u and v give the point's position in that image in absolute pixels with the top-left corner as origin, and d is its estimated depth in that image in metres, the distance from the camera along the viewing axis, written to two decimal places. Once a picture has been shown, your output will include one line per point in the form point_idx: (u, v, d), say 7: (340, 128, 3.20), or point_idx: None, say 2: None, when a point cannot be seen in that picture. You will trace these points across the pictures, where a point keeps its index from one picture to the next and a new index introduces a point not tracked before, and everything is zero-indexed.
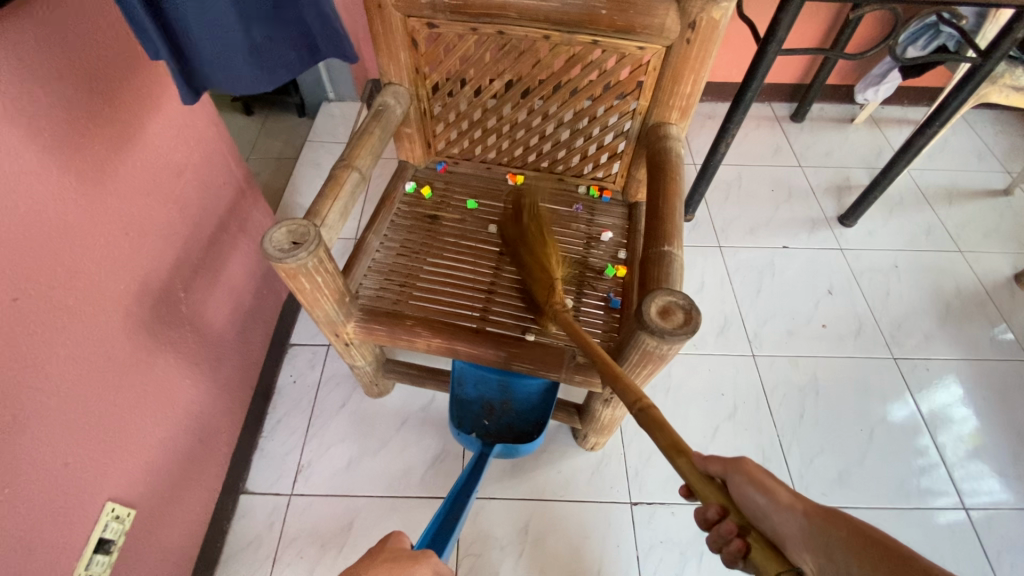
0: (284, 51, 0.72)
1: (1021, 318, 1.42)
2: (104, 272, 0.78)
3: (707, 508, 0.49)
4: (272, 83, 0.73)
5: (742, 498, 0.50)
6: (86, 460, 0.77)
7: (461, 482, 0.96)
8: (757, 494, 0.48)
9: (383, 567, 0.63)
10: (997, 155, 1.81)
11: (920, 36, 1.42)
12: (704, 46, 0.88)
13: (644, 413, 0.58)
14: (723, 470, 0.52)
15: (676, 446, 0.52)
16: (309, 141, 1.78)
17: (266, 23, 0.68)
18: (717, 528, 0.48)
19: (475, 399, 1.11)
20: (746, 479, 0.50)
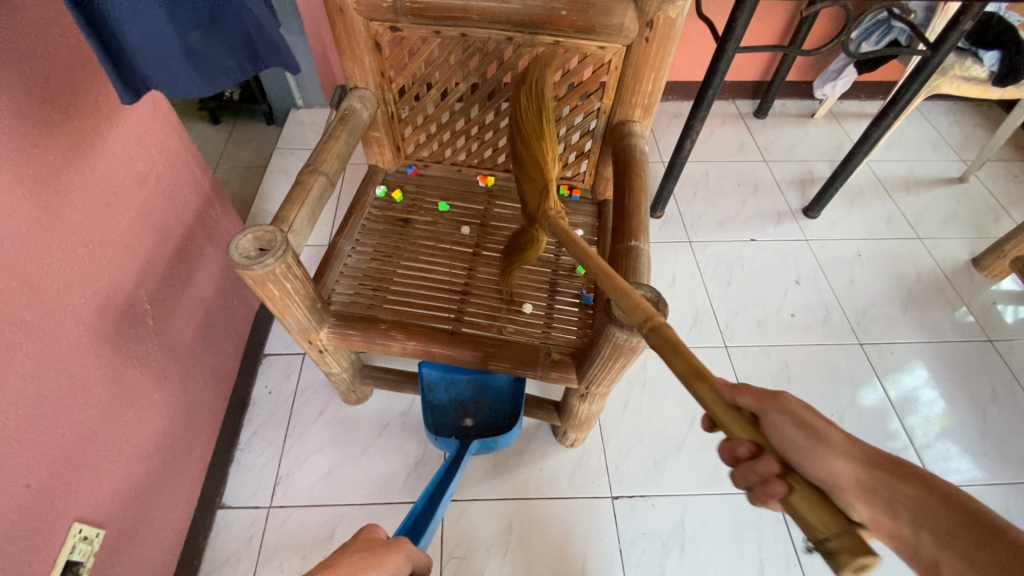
0: (222, 57, 0.71)
1: (979, 300, 1.48)
2: (62, 287, 0.76)
3: (737, 445, 0.47)
4: (212, 87, 0.73)
5: (776, 431, 0.52)
6: (49, 482, 0.74)
7: (435, 481, 0.96)
8: (799, 435, 0.51)
9: (354, 556, 0.64)
10: (951, 145, 1.88)
11: (873, 32, 1.47)
12: (662, 44, 0.90)
13: (658, 333, 0.54)
14: (756, 404, 0.52)
15: (697, 371, 0.49)
16: (278, 148, 1.76)
17: (202, 28, 0.67)
18: (749, 465, 0.46)
19: (448, 402, 1.11)
20: (791, 421, 0.51)
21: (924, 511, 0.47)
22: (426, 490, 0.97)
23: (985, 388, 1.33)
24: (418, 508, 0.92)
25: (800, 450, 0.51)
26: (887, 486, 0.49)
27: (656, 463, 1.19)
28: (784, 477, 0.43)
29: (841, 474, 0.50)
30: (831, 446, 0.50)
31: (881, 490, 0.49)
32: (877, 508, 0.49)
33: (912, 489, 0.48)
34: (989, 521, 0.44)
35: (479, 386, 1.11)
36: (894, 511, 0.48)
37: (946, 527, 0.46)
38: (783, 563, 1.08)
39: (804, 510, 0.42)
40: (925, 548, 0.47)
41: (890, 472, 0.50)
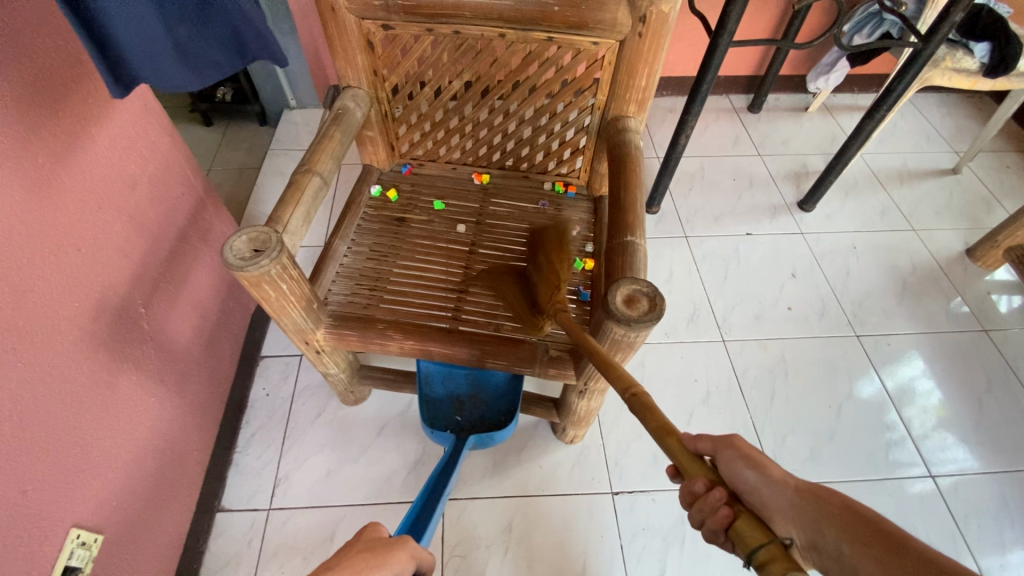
0: (212, 52, 0.70)
1: (974, 290, 1.49)
2: (56, 290, 0.75)
3: (693, 481, 0.47)
4: (202, 80, 0.72)
5: (731, 475, 0.50)
6: (44, 487, 0.74)
7: (434, 478, 0.96)
8: (748, 471, 0.48)
9: (359, 554, 0.64)
10: (944, 136, 1.89)
11: (865, 25, 1.48)
12: (655, 39, 0.90)
13: (635, 399, 0.55)
14: (712, 447, 0.52)
15: (664, 427, 0.50)
16: (272, 149, 1.75)
17: (189, 22, 0.66)
18: (702, 499, 0.46)
19: (444, 396, 1.10)
20: (737, 455, 0.50)
21: (846, 531, 0.43)
22: (424, 486, 0.97)
23: (982, 378, 1.34)
24: (417, 504, 0.92)
25: (751, 487, 0.48)
26: (816, 509, 0.45)
27: (655, 458, 1.19)
28: (732, 506, 0.44)
29: (772, 495, 0.46)
30: (769, 473, 0.47)
31: (809, 511, 0.45)
32: (807, 530, 0.45)
33: (836, 508, 0.45)
34: (901, 537, 0.41)
35: (475, 380, 1.11)
36: (820, 529, 0.44)
37: (864, 544, 0.41)
38: None
39: (746, 532, 0.42)
40: (846, 563, 0.42)
41: (815, 498, 0.46)
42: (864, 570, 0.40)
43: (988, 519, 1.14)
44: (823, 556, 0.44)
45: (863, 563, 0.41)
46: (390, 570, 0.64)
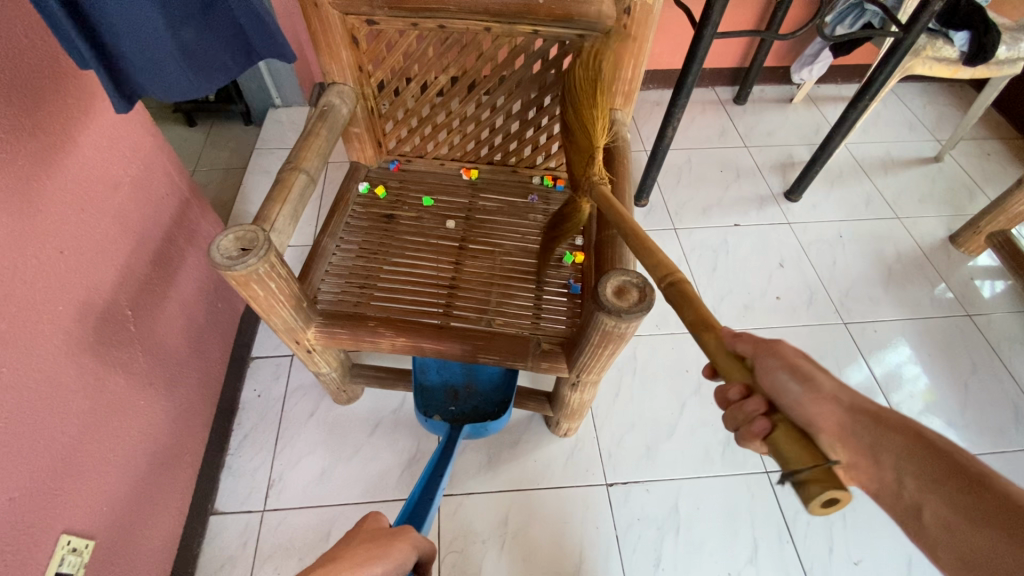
0: (218, 55, 0.69)
1: (957, 276, 1.52)
2: (38, 294, 0.74)
3: (728, 387, 0.48)
4: (207, 85, 0.71)
5: (770, 382, 0.48)
6: (34, 494, 0.73)
7: (430, 467, 0.96)
8: (795, 384, 0.47)
9: (362, 545, 0.64)
10: (926, 125, 1.92)
11: (847, 16, 1.49)
12: (641, 30, 0.92)
13: (673, 287, 0.56)
14: (752, 350, 0.49)
15: (702, 321, 0.51)
16: (258, 149, 1.73)
17: (196, 22, 0.65)
18: (737, 406, 0.47)
19: (439, 385, 1.11)
20: (781, 365, 0.48)
21: (911, 457, 0.45)
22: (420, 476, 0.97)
23: (966, 362, 1.36)
24: (414, 496, 0.92)
25: (794, 403, 0.47)
26: (874, 433, 0.47)
27: (649, 449, 1.20)
28: (769, 416, 0.44)
29: (823, 415, 0.47)
30: (820, 392, 0.47)
31: (865, 436, 0.47)
32: (857, 454, 0.47)
33: (902, 440, 0.46)
34: (970, 467, 0.43)
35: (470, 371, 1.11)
36: (877, 456, 0.46)
37: (922, 470, 0.44)
38: (775, 540, 1.10)
39: (786, 447, 0.42)
40: (908, 494, 0.45)
41: (875, 422, 0.47)
42: (927, 503, 0.44)
43: None
44: (871, 474, 0.47)
45: (921, 485, 0.44)
46: (392, 557, 0.64)
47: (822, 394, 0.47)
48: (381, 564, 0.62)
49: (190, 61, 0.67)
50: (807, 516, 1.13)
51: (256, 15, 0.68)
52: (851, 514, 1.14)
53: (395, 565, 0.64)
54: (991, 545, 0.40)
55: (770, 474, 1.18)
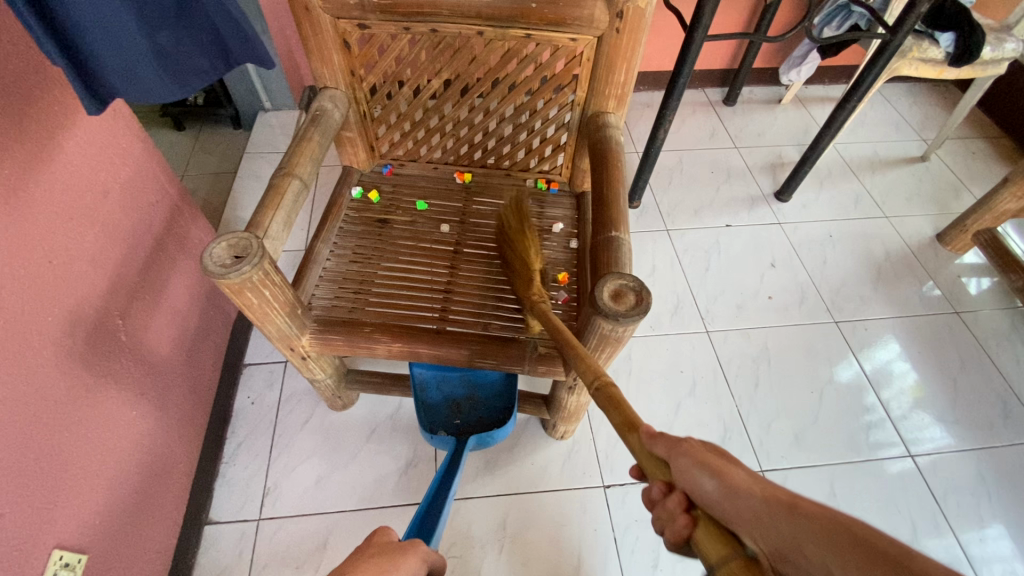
0: (195, 58, 0.67)
1: (945, 274, 1.54)
2: (27, 305, 0.73)
3: (651, 485, 0.49)
4: (185, 90, 0.69)
5: (686, 478, 0.45)
6: (25, 508, 0.72)
7: (437, 480, 0.96)
8: (705, 478, 0.44)
9: (371, 559, 0.64)
10: (912, 125, 1.94)
11: (834, 17, 1.51)
12: (633, 34, 0.90)
13: (604, 393, 0.62)
14: (666, 453, 0.49)
15: (627, 424, 0.55)
16: (248, 153, 1.72)
17: (172, 26, 0.63)
18: (661, 505, 0.47)
19: (442, 401, 1.10)
20: (694, 463, 0.45)
21: (834, 547, 0.35)
22: (428, 490, 0.97)
23: (955, 358, 1.38)
24: (423, 508, 0.92)
25: (711, 501, 0.43)
26: (791, 526, 0.38)
27: None
28: (689, 513, 0.45)
29: (737, 509, 0.41)
30: (732, 483, 0.42)
31: (784, 531, 0.38)
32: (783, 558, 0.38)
33: (818, 523, 0.37)
34: (900, 556, 0.33)
35: (469, 381, 1.11)
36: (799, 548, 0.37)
37: (858, 569, 0.34)
38: None
39: (706, 544, 0.42)
40: None
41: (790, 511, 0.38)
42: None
43: (966, 495, 1.18)
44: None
45: None
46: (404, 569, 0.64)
47: (731, 484, 0.42)
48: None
49: (168, 65, 0.65)
50: None
51: (234, 21, 0.65)
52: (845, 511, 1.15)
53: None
54: None
55: (765, 473, 1.19)
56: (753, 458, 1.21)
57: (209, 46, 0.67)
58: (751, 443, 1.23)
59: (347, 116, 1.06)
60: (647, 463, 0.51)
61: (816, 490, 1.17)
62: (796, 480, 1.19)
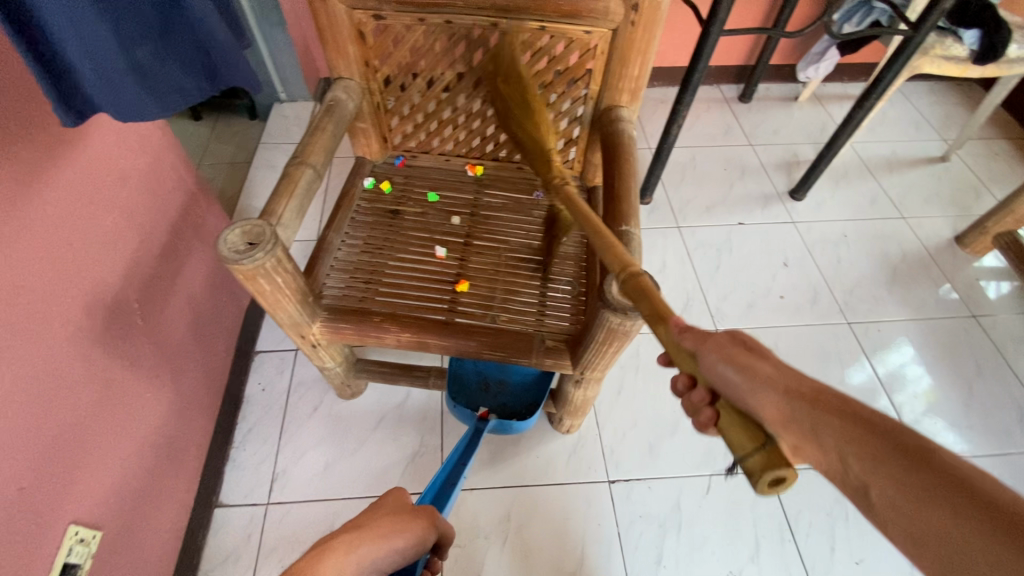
0: (175, 75, 0.73)
1: (962, 277, 1.51)
2: (46, 287, 0.74)
3: (677, 378, 0.53)
4: (165, 108, 0.73)
5: (713, 373, 0.49)
6: (42, 485, 0.73)
7: (454, 457, 1.00)
8: (730, 372, 0.47)
9: (385, 517, 0.66)
10: (933, 125, 1.91)
11: (855, 13, 1.48)
12: (648, 27, 0.90)
13: (630, 279, 0.58)
14: (695, 345, 0.50)
15: (658, 314, 0.53)
16: (262, 143, 1.74)
17: (150, 45, 0.68)
18: (687, 397, 0.52)
19: (474, 374, 1.13)
20: (721, 359, 0.48)
21: (851, 438, 0.42)
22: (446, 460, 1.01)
23: (970, 362, 1.36)
24: (438, 480, 0.97)
25: (735, 392, 0.47)
26: (812, 416, 0.44)
27: (652, 446, 1.21)
28: (713, 407, 0.49)
29: (761, 402, 0.46)
30: (757, 377, 0.46)
31: (804, 418, 0.45)
32: (800, 437, 0.45)
33: (839, 419, 0.44)
34: (924, 449, 0.40)
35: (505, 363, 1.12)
36: (819, 438, 0.44)
37: (868, 446, 0.41)
38: (778, 539, 1.10)
39: (730, 432, 0.46)
40: (854, 476, 0.42)
41: (812, 404, 0.45)
42: (875, 486, 0.41)
43: None
44: (815, 456, 0.45)
45: (868, 470, 0.41)
46: (415, 531, 0.67)
47: (757, 380, 0.46)
48: (403, 539, 0.64)
49: (149, 85, 0.69)
50: (810, 515, 1.13)
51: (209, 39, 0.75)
52: (853, 512, 1.14)
53: (417, 540, 0.67)
54: (948, 523, 0.37)
55: None
56: None
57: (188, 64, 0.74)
58: None
59: (359, 107, 1.06)
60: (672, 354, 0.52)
61: (824, 493, 1.16)
62: (804, 481, 1.18)
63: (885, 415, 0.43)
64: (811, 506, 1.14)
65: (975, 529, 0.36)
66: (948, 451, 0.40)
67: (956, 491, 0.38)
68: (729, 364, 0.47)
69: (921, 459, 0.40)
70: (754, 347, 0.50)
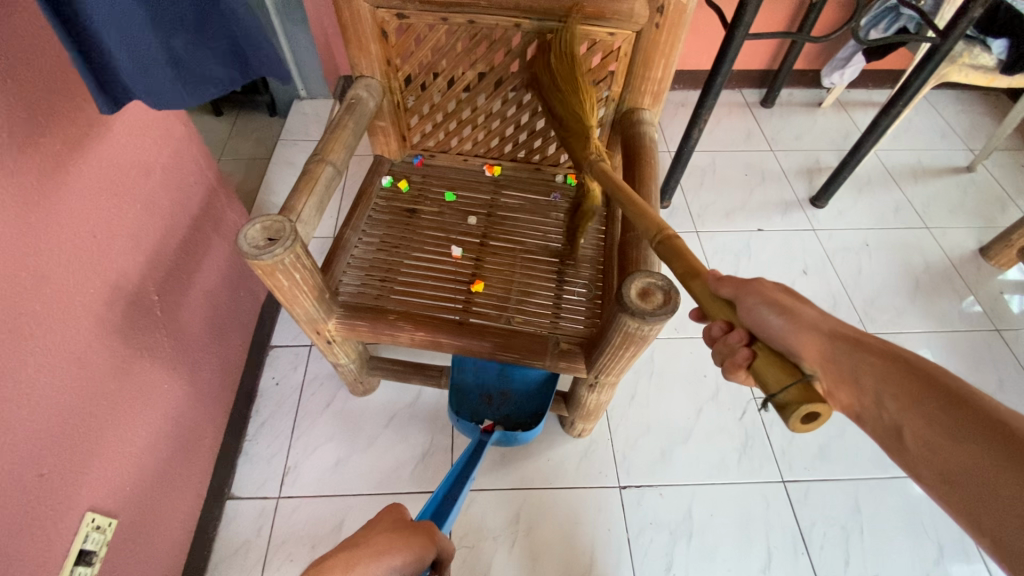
0: (209, 67, 0.71)
1: (986, 290, 1.48)
2: (70, 276, 0.75)
3: (713, 325, 0.57)
4: (196, 98, 0.72)
5: (753, 318, 0.54)
6: (61, 471, 0.74)
7: (457, 469, 0.99)
8: (775, 317, 0.52)
9: (383, 536, 0.65)
10: (959, 134, 1.87)
11: (881, 19, 1.46)
12: (673, 30, 0.89)
13: (665, 243, 0.63)
14: (734, 294, 0.55)
15: (693, 271, 0.58)
16: (282, 140, 1.75)
17: (188, 35, 0.67)
18: (722, 340, 0.55)
19: (476, 386, 1.10)
20: (764, 303, 0.53)
21: (888, 380, 0.48)
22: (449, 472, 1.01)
23: (993, 378, 1.32)
24: (439, 494, 0.96)
25: (775, 336, 0.52)
26: (853, 361, 0.49)
27: (664, 453, 1.19)
28: (749, 347, 0.52)
29: (805, 346, 0.51)
30: (802, 322, 0.51)
31: (846, 360, 0.50)
32: (839, 381, 0.50)
33: (877, 362, 0.49)
34: (951, 390, 0.46)
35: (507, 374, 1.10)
36: (858, 382, 0.49)
37: (907, 389, 0.47)
38: (791, 551, 1.08)
39: (765, 370, 0.49)
40: (888, 415, 0.48)
41: (854, 349, 0.50)
42: (907, 423, 0.46)
43: None
44: (849, 399, 0.50)
45: (900, 409, 0.47)
46: (412, 548, 0.65)
47: (803, 325, 0.51)
48: (400, 556, 0.63)
49: (182, 73, 0.69)
50: (823, 527, 1.11)
51: (251, 37, 0.71)
52: (868, 526, 1.12)
53: (415, 557, 0.64)
54: (970, 455, 0.43)
55: (787, 484, 1.16)
56: (774, 468, 1.18)
57: (229, 59, 0.72)
58: (774, 453, 1.20)
59: (381, 103, 1.07)
60: (708, 304, 0.57)
61: (839, 505, 1.14)
62: (818, 492, 1.16)
63: (919, 358, 0.48)
64: (825, 518, 1.12)
65: (994, 458, 0.42)
66: (980, 393, 0.45)
67: (983, 428, 0.43)
68: (778, 312, 0.52)
69: (957, 399, 0.45)
70: (797, 295, 0.54)
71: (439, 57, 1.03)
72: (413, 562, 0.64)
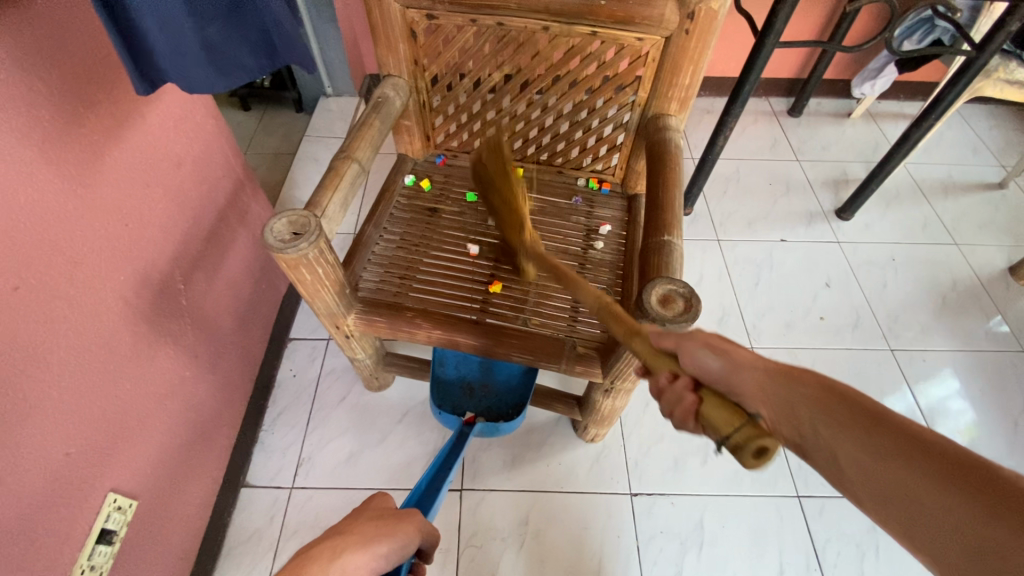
0: (240, 54, 0.73)
1: (1016, 310, 1.44)
2: (103, 261, 0.78)
3: (659, 375, 0.52)
4: (226, 82, 0.74)
5: (695, 363, 0.51)
6: (86, 452, 0.76)
7: (439, 460, 0.99)
8: (713, 358, 0.50)
9: (370, 522, 0.65)
10: (992, 149, 1.82)
11: (915, 30, 1.43)
12: (703, 37, 0.89)
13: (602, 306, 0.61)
14: (677, 344, 0.53)
15: (632, 329, 0.56)
16: (308, 136, 1.78)
17: (222, 23, 0.68)
18: (667, 390, 0.51)
19: (456, 379, 1.12)
20: (702, 345, 0.51)
21: (819, 405, 0.42)
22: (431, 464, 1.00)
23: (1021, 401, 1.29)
24: (422, 484, 0.95)
25: (716, 378, 0.50)
26: (786, 389, 0.45)
27: (677, 462, 1.18)
28: (697, 393, 0.49)
29: (744, 380, 0.48)
30: (738, 362, 0.48)
31: (778, 392, 0.45)
32: (778, 413, 0.45)
33: (810, 389, 0.44)
34: (880, 411, 0.40)
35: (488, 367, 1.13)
36: (793, 410, 0.43)
37: (838, 414, 0.41)
38: (803, 568, 1.07)
39: (717, 416, 0.46)
40: (820, 441, 0.41)
41: (785, 380, 0.45)
42: (840, 451, 0.40)
43: None
44: (788, 432, 0.44)
45: (834, 436, 0.40)
46: (399, 536, 0.65)
47: (742, 363, 0.48)
48: (387, 544, 0.62)
49: (214, 59, 0.70)
50: (838, 545, 1.09)
51: (279, 24, 0.73)
52: (884, 546, 1.10)
53: (401, 545, 0.64)
54: (911, 484, 0.36)
55: (802, 499, 1.14)
56: (790, 483, 1.16)
57: (258, 48, 0.74)
58: (789, 468, 1.18)
59: (408, 103, 1.09)
60: (651, 358, 0.54)
61: (854, 524, 1.12)
62: (834, 510, 1.13)
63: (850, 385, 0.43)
64: (840, 536, 1.10)
65: (930, 483, 0.36)
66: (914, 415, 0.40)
67: (917, 450, 0.37)
68: (714, 354, 0.50)
69: (881, 419, 0.40)
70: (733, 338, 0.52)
71: (465, 59, 1.04)
72: (400, 549, 0.64)
